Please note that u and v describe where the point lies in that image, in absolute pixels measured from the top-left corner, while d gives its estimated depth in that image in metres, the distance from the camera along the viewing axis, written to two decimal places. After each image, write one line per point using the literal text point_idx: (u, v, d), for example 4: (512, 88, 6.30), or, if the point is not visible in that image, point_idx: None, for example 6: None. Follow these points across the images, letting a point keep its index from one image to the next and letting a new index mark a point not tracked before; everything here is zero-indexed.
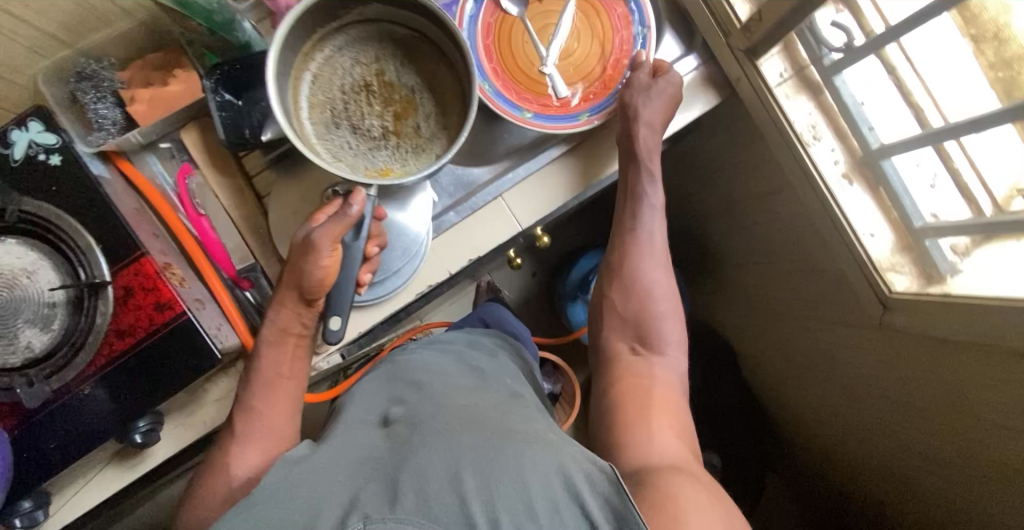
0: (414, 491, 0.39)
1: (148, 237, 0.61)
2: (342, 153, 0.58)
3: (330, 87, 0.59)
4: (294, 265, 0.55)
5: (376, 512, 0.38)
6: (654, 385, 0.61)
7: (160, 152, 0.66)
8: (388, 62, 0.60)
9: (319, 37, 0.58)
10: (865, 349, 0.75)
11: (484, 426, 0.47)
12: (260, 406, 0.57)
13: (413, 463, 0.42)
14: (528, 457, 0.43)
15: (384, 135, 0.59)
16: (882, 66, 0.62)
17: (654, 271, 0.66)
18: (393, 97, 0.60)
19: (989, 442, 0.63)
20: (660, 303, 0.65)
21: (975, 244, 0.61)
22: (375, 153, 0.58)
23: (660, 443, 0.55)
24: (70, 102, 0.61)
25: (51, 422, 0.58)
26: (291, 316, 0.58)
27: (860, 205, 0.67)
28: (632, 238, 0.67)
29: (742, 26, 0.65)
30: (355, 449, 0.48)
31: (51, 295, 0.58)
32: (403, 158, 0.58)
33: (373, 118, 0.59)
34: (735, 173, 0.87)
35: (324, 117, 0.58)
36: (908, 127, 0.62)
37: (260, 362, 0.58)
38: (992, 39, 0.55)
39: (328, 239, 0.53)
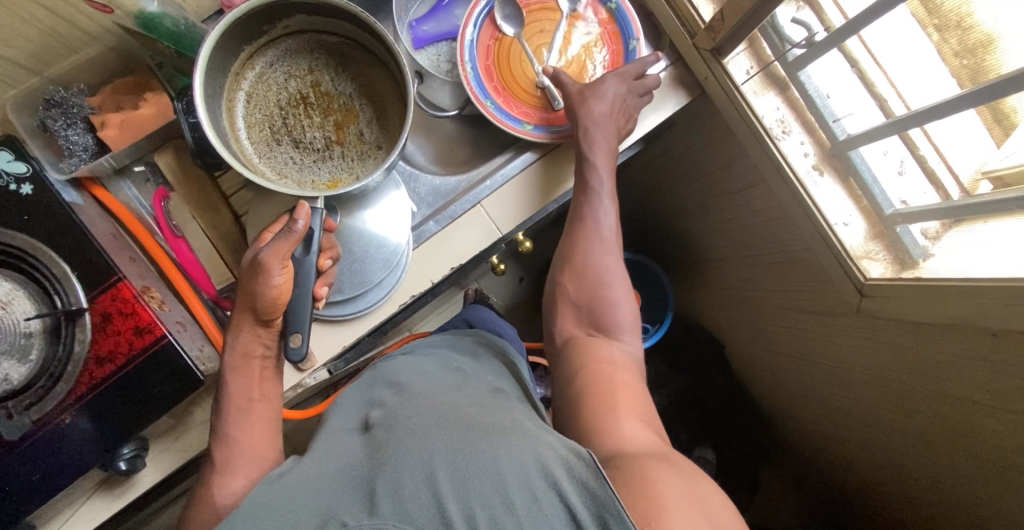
0: (391, 498, 0.39)
1: (124, 262, 0.60)
2: (286, 168, 0.62)
3: (266, 103, 0.62)
4: (245, 287, 0.55)
5: (355, 520, 0.39)
6: (612, 369, 0.58)
7: (134, 176, 0.66)
8: (322, 73, 0.64)
9: (248, 55, 0.60)
10: (846, 337, 0.77)
11: (459, 422, 0.46)
12: (237, 434, 0.56)
13: (392, 466, 0.43)
14: (504, 448, 0.42)
15: (328, 145, 0.63)
16: (846, 60, 0.62)
17: (605, 257, 0.65)
18: (332, 106, 0.64)
19: (973, 421, 0.64)
20: (613, 288, 0.64)
21: (945, 228, 0.62)
22: (320, 165, 0.63)
23: (628, 430, 0.50)
24: (40, 130, 0.60)
25: (31, 454, 0.57)
26: (251, 338, 0.58)
27: (831, 194, 0.69)
28: (581, 227, 0.66)
29: (706, 26, 0.67)
30: (338, 459, 0.48)
31: (27, 325, 0.57)
32: (348, 166, 0.63)
33: (315, 129, 0.63)
34: (710, 171, 0.88)
35: (265, 135, 0.62)
36: (873, 118, 0.63)
37: (228, 389, 0.57)
38: (955, 28, 0.54)
39: (278, 258, 0.53)
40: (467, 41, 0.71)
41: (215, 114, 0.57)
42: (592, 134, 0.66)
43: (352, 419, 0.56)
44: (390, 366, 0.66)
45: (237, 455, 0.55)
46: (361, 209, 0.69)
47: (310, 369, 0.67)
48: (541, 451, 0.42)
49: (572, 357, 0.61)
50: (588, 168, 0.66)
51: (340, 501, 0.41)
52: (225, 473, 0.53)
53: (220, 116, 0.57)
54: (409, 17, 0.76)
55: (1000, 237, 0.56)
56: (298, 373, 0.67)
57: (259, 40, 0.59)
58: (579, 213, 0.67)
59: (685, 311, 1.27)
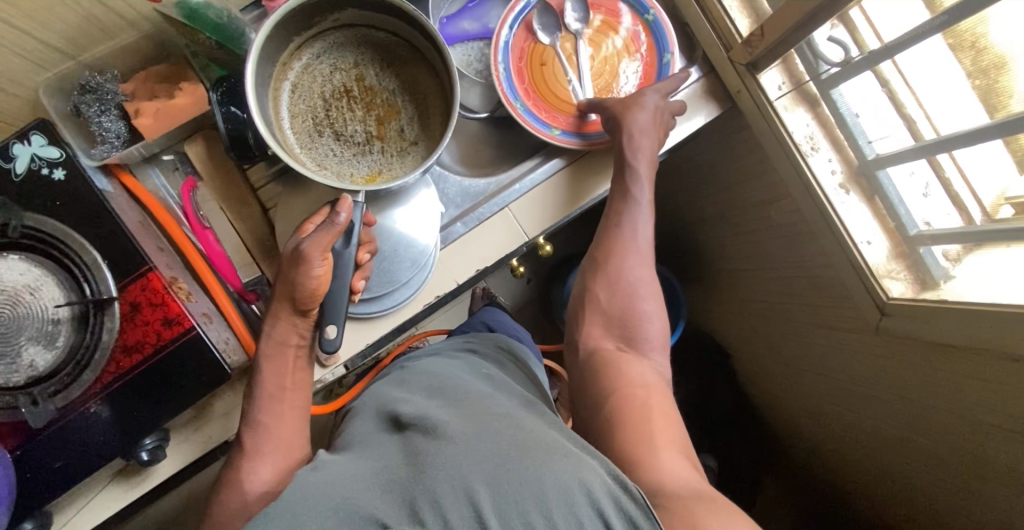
0: (432, 507, 0.41)
1: (153, 252, 0.60)
2: (326, 160, 0.61)
3: (310, 94, 0.62)
4: (286, 276, 0.55)
5: (396, 522, 0.40)
6: (644, 388, 0.58)
7: (164, 164, 0.66)
8: (368, 68, 0.63)
9: (297, 45, 0.60)
10: (862, 353, 0.77)
11: (501, 432, 0.47)
12: (268, 420, 0.56)
13: (431, 473, 0.43)
14: (548, 465, 0.43)
15: (369, 140, 0.63)
16: (876, 80, 0.64)
17: (638, 269, 0.66)
18: (374, 101, 0.64)
19: (984, 443, 0.65)
20: (645, 302, 0.65)
21: (966, 252, 0.63)
22: (360, 159, 0.62)
23: (668, 463, 0.50)
24: (73, 115, 0.60)
25: (55, 441, 0.57)
26: (288, 328, 0.58)
27: (857, 213, 0.69)
28: (619, 237, 0.67)
29: (743, 41, 0.67)
30: (377, 460, 0.48)
31: (56, 312, 0.57)
32: (387, 162, 0.63)
33: (356, 123, 0.63)
34: (732, 181, 0.88)
35: (307, 126, 0.62)
36: (902, 139, 0.64)
37: (261, 376, 0.57)
38: (970, 48, 0.56)
39: (318, 250, 0.53)
40: (503, 43, 0.71)
41: (262, 102, 0.57)
42: (636, 139, 0.66)
43: (379, 421, 0.56)
44: (424, 365, 0.66)
45: (267, 449, 0.55)
46: (391, 207, 0.69)
47: (333, 366, 0.67)
48: (582, 473, 0.43)
49: (603, 368, 0.61)
50: (630, 176, 0.67)
51: (377, 498, 0.43)
52: (252, 467, 0.54)
53: (265, 105, 0.58)
54: (440, 14, 0.76)
55: (1018, 261, 0.58)
56: (321, 369, 0.67)
57: (309, 31, 0.59)
58: (617, 219, 0.68)
59: (694, 318, 1.28)
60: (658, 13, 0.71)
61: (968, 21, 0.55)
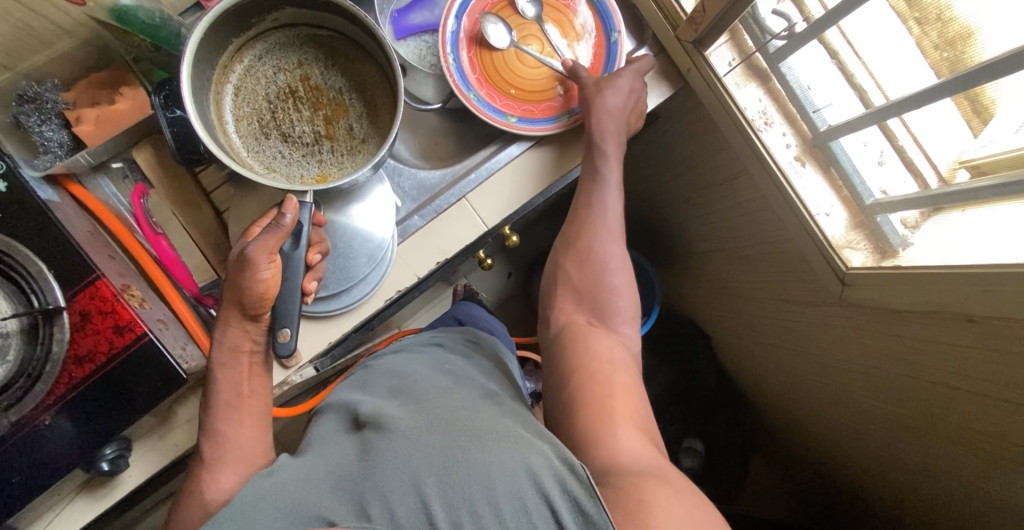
0: (379, 502, 0.40)
1: (103, 260, 0.59)
2: (274, 162, 0.62)
3: (255, 97, 0.62)
4: (232, 281, 0.54)
5: (343, 520, 0.40)
6: (609, 364, 0.57)
7: (112, 172, 0.66)
8: (312, 67, 0.63)
9: (237, 47, 0.60)
10: (829, 326, 0.78)
11: (451, 423, 0.46)
12: (227, 430, 0.56)
13: (379, 469, 0.43)
14: (494, 453, 0.43)
15: (317, 140, 0.63)
16: (825, 51, 0.63)
17: (608, 245, 0.65)
18: (321, 100, 0.64)
19: (953, 406, 0.65)
20: (615, 277, 0.64)
21: (925, 217, 0.62)
22: (309, 159, 0.62)
23: (625, 441, 0.50)
24: (14, 127, 0.60)
25: (12, 457, 0.56)
26: (239, 333, 0.57)
27: (813, 185, 0.70)
28: (587, 213, 0.66)
29: (688, 18, 0.67)
30: (330, 458, 0.47)
31: (3, 325, 0.56)
32: (338, 161, 0.63)
33: (304, 124, 0.63)
34: (695, 163, 0.88)
35: (253, 129, 0.61)
36: (852, 107, 0.64)
37: (218, 385, 0.57)
38: (935, 21, 0.53)
39: (264, 252, 0.53)
40: (449, 36, 0.70)
41: (203, 106, 0.56)
42: (603, 124, 0.66)
43: (339, 419, 0.55)
44: (384, 363, 0.66)
45: (227, 457, 0.54)
46: (347, 205, 0.69)
47: (296, 366, 0.67)
48: (527, 459, 0.42)
49: (569, 342, 0.60)
50: (598, 156, 0.67)
51: (325, 498, 0.42)
52: (213, 477, 0.53)
53: (207, 109, 0.57)
54: (391, 8, 0.74)
55: (991, 225, 0.56)
56: (284, 370, 0.67)
57: (249, 32, 0.59)
58: (586, 195, 0.67)
59: (672, 302, 1.28)
60: None
61: None
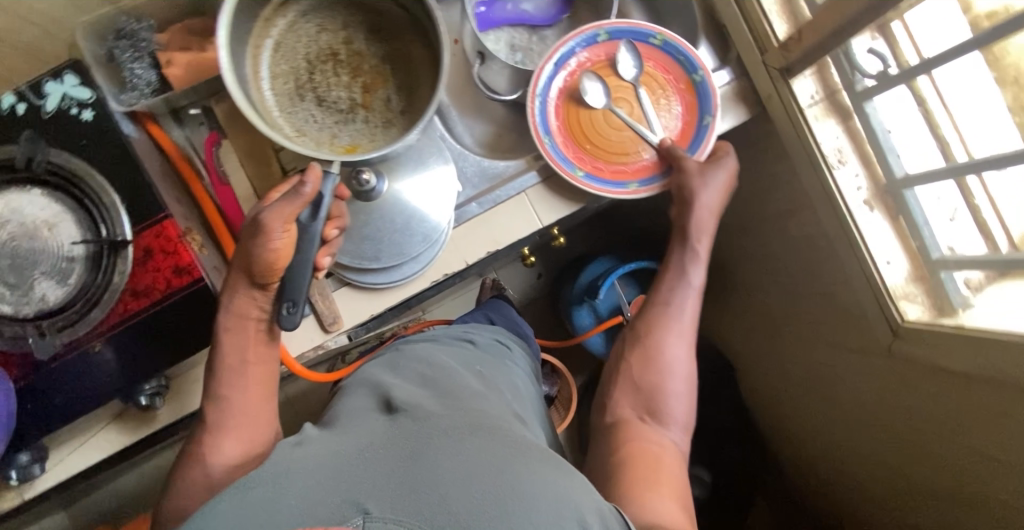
0: (421, 498, 0.38)
1: (170, 201, 0.61)
2: (306, 126, 0.58)
3: (293, 55, 0.60)
4: (244, 246, 0.53)
5: (378, 509, 0.37)
6: (658, 449, 0.60)
7: (189, 119, 0.66)
8: (358, 33, 0.61)
9: (282, 4, 0.59)
10: (871, 375, 0.76)
11: (493, 437, 0.46)
12: (231, 396, 0.56)
13: (423, 461, 0.42)
14: (535, 474, 0.43)
15: (352, 108, 0.59)
16: (913, 97, 0.64)
17: (677, 347, 0.66)
18: (361, 67, 0.60)
19: (989, 479, 0.63)
20: (675, 381, 0.64)
21: (989, 280, 0.63)
22: (341, 127, 0.58)
23: (667, 510, 0.52)
24: (108, 60, 0.62)
25: (61, 376, 0.58)
26: (246, 301, 0.56)
27: (879, 232, 0.67)
28: (659, 309, 0.68)
29: (780, 44, 0.66)
30: (362, 436, 0.47)
31: (71, 250, 0.57)
32: (370, 132, 0.58)
33: (340, 90, 0.59)
34: (757, 192, 0.87)
35: (288, 89, 0.59)
36: (932, 159, 0.63)
37: (223, 349, 0.56)
38: (1012, 83, 0.57)
39: (279, 221, 0.51)
40: (546, 74, 0.69)
41: (236, 58, 0.55)
42: (699, 216, 0.69)
43: (370, 398, 0.55)
44: (416, 349, 0.66)
45: (229, 425, 0.55)
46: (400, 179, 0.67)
47: (335, 332, 0.67)
48: (568, 490, 0.43)
49: (614, 433, 0.62)
50: (688, 255, 0.70)
51: (359, 481, 0.40)
52: (217, 443, 0.54)
53: (240, 60, 0.56)
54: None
55: None
56: (323, 334, 0.67)
57: None
58: (659, 304, 0.68)
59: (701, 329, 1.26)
60: (706, 75, 0.69)
61: (1014, 54, 0.56)
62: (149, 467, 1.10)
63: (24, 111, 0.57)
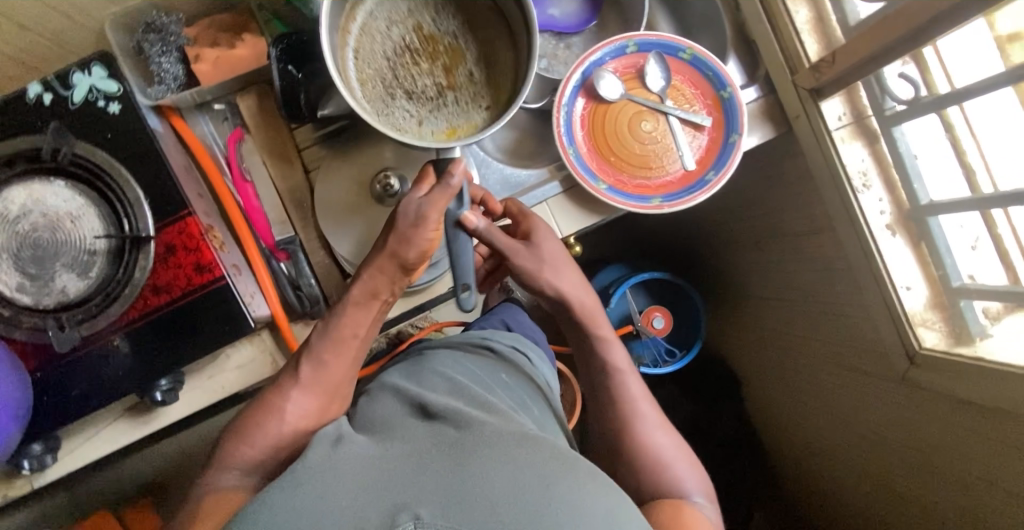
0: (474, 503, 0.40)
1: (193, 197, 0.61)
2: (403, 122, 0.56)
3: (372, 56, 0.57)
4: (399, 230, 0.54)
5: (428, 513, 0.39)
6: (693, 517, 0.58)
7: (213, 113, 0.66)
8: (423, 16, 0.59)
9: (350, 6, 0.57)
10: (882, 399, 0.76)
11: (540, 445, 0.47)
12: (325, 359, 0.57)
13: (472, 472, 0.42)
14: (580, 488, 0.43)
15: (440, 92, 0.58)
16: (941, 124, 0.64)
17: (649, 429, 0.65)
18: (437, 50, 0.58)
19: (997, 511, 0.63)
20: (666, 457, 0.63)
21: (1006, 311, 0.63)
22: (437, 114, 0.57)
23: None
24: (137, 53, 0.62)
25: (79, 369, 0.58)
26: (383, 281, 0.56)
27: (901, 257, 0.67)
28: (612, 405, 0.67)
29: (811, 65, 0.66)
30: (405, 441, 0.47)
31: (93, 243, 0.57)
32: (465, 111, 0.57)
33: (425, 77, 0.57)
34: (775, 209, 0.86)
35: (378, 91, 0.57)
36: (959, 190, 0.63)
37: (340, 319, 0.57)
38: None
39: (435, 212, 0.53)
40: (571, 84, 0.69)
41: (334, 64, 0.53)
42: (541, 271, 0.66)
43: (398, 404, 0.54)
44: (439, 356, 0.64)
45: (318, 386, 0.57)
46: None
47: None
48: (605, 511, 0.43)
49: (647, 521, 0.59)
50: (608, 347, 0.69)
51: (409, 490, 0.41)
52: (300, 399, 0.56)
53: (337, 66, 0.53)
54: None
55: None
56: None
57: None
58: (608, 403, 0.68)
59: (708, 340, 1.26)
60: (735, 92, 0.69)
61: None
62: (152, 454, 1.09)
63: (51, 102, 0.57)
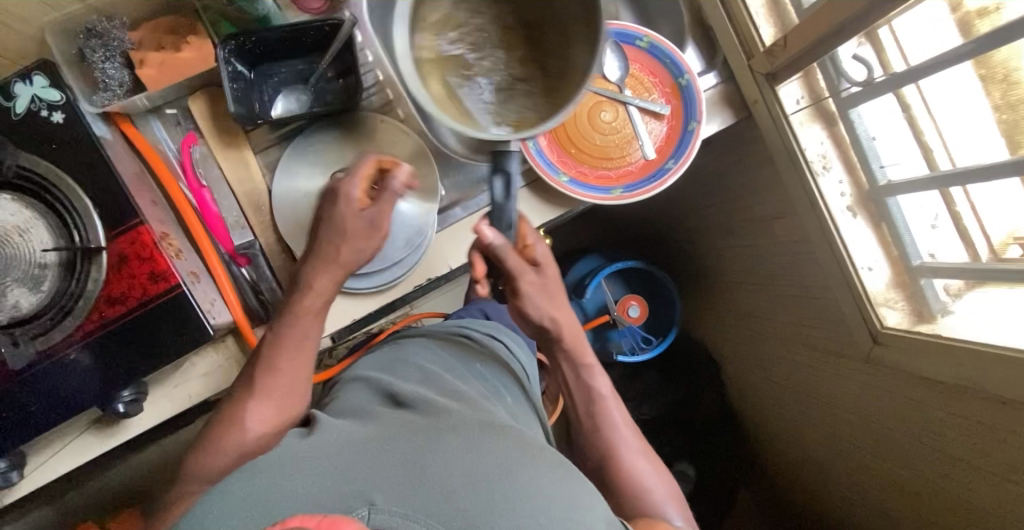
0: (430, 488, 0.39)
1: (146, 205, 0.60)
2: (475, 114, 0.49)
3: (434, 28, 0.48)
4: (343, 239, 0.57)
5: (384, 502, 0.38)
6: None
7: (165, 118, 0.65)
8: (507, 6, 0.50)
9: None
10: (851, 379, 0.77)
11: (502, 433, 0.46)
12: (281, 362, 0.58)
13: (431, 455, 0.42)
14: (540, 473, 0.43)
15: (508, 78, 0.50)
16: (898, 104, 0.63)
17: (631, 456, 0.66)
18: (492, 27, 0.50)
19: (964, 483, 0.64)
20: (647, 483, 0.65)
21: (967, 287, 0.63)
22: (501, 104, 0.49)
23: None
24: (78, 60, 0.60)
25: (36, 385, 0.57)
26: (325, 282, 0.58)
27: (862, 239, 0.68)
28: (595, 432, 0.68)
29: (766, 50, 0.66)
30: (368, 430, 0.47)
31: (43, 257, 0.56)
32: (526, 103, 0.50)
33: (484, 59, 0.49)
34: (741, 194, 0.86)
35: (441, 76, 0.48)
36: (916, 169, 0.63)
37: (285, 328, 0.58)
38: (1000, 81, 0.55)
39: (384, 216, 0.57)
40: None
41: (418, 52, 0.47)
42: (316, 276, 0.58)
43: (369, 394, 0.54)
44: (415, 344, 0.64)
45: (275, 390, 0.58)
46: None
47: None
48: (569, 495, 0.42)
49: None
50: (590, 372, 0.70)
51: (370, 469, 0.41)
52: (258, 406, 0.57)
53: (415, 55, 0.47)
54: None
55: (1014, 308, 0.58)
56: None
57: None
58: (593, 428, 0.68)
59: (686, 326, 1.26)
60: (692, 79, 0.69)
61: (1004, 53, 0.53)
62: (132, 464, 1.09)
63: None
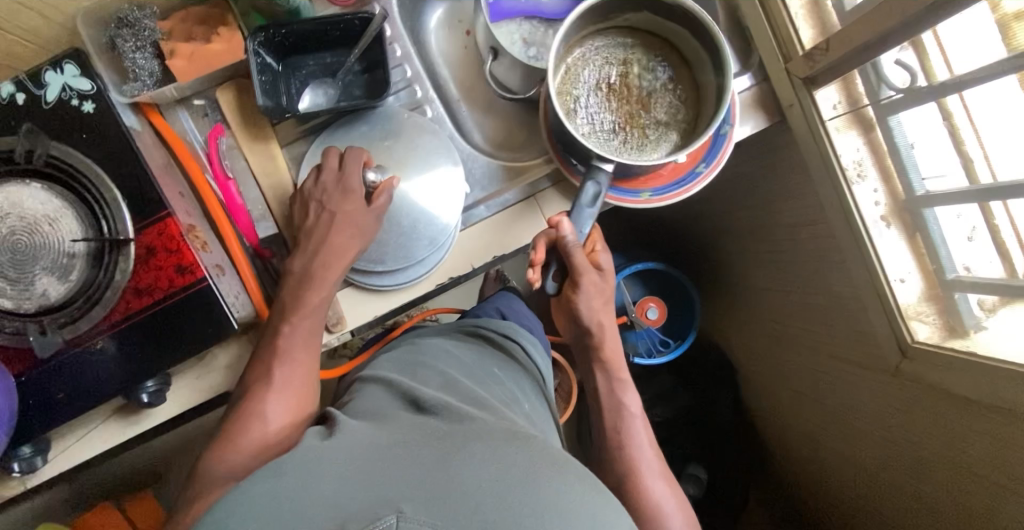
0: (454, 497, 0.38)
1: (172, 196, 0.60)
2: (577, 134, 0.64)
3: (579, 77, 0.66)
4: (351, 226, 0.62)
5: (411, 509, 0.37)
6: None
7: (193, 108, 0.64)
8: (635, 63, 0.67)
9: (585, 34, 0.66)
10: (875, 390, 0.75)
11: (522, 443, 0.46)
12: (291, 357, 0.59)
13: (454, 463, 0.41)
14: (561, 485, 0.42)
15: (618, 126, 0.66)
16: (939, 112, 0.60)
17: (650, 478, 0.68)
18: (635, 93, 0.67)
19: (989, 503, 0.63)
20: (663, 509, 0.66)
21: (1002, 303, 0.61)
22: (606, 141, 0.65)
23: None
24: (108, 48, 0.59)
25: (61, 373, 0.57)
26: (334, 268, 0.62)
27: (894, 249, 0.66)
28: (620, 450, 0.69)
29: (805, 53, 0.64)
30: (390, 433, 0.46)
31: (72, 246, 0.57)
32: (628, 148, 0.65)
33: (610, 110, 0.66)
34: (769, 198, 0.85)
35: (570, 104, 0.65)
36: (956, 181, 0.61)
37: (296, 320, 0.60)
38: None
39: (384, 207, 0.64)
40: None
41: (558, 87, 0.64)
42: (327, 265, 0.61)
43: (389, 396, 0.54)
44: (433, 347, 0.64)
45: (286, 389, 0.58)
46: (412, 180, 0.67)
47: (339, 332, 0.66)
48: (592, 508, 0.42)
49: None
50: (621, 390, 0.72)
51: (393, 477, 0.40)
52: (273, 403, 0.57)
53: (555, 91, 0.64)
54: None
55: None
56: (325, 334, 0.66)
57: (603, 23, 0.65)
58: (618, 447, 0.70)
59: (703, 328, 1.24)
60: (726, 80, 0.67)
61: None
62: (148, 448, 1.10)
63: (26, 102, 0.56)
